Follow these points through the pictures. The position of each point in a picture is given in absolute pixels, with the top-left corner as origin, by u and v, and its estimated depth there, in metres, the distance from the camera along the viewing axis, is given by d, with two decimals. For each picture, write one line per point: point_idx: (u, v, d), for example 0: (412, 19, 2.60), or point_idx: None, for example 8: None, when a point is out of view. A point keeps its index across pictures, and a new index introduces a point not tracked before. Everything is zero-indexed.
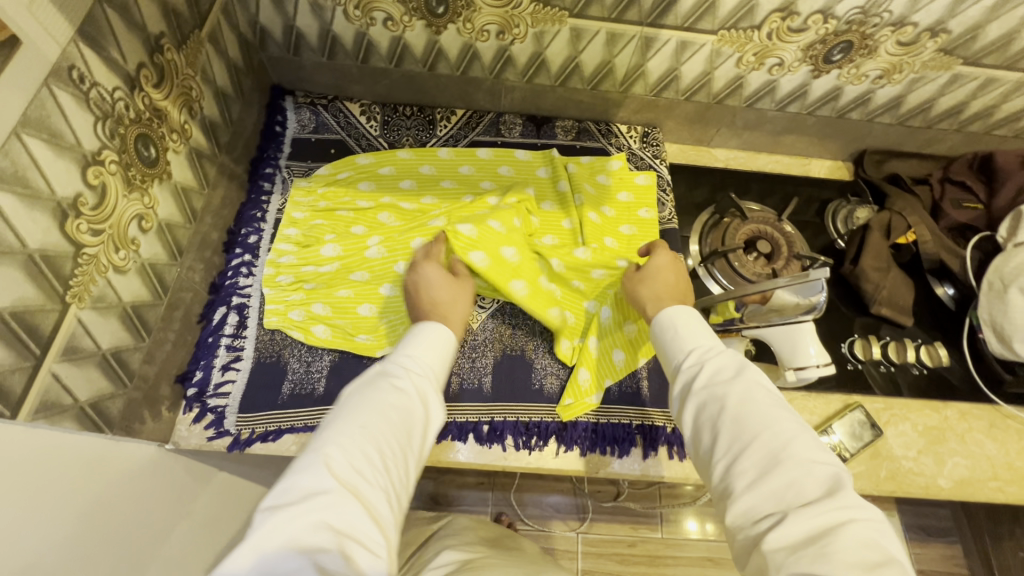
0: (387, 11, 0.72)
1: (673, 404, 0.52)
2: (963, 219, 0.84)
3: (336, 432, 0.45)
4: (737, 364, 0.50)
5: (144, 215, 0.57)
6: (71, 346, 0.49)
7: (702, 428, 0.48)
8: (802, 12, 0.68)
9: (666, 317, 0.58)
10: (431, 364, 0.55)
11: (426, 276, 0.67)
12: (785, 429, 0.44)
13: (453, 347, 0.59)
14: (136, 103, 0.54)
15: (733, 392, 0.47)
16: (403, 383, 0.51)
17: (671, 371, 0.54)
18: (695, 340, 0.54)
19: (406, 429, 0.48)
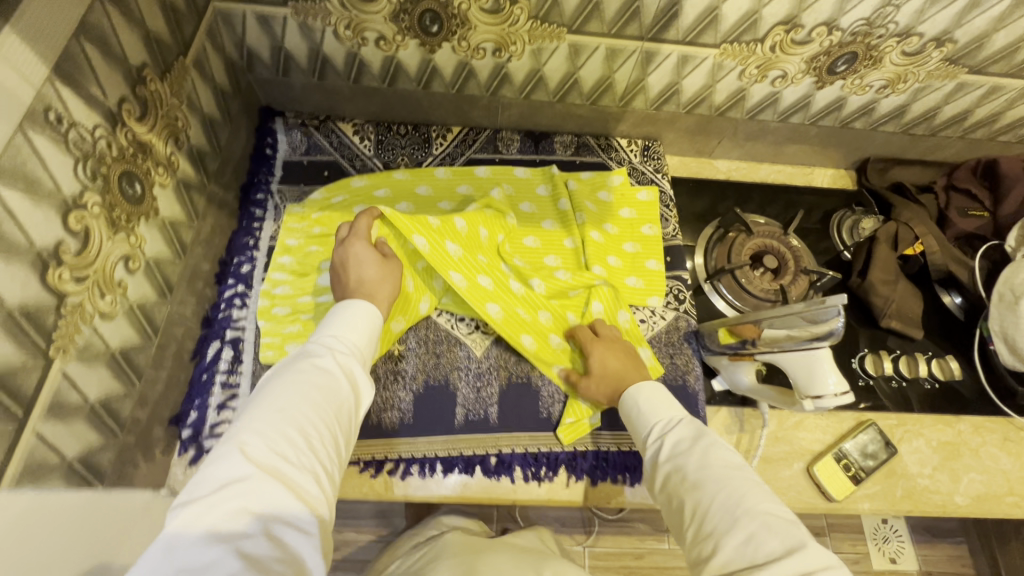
0: (379, 31, 0.69)
1: (647, 473, 0.54)
2: (968, 229, 0.83)
3: (255, 417, 0.44)
4: (696, 430, 0.53)
5: (131, 255, 0.54)
6: (56, 401, 0.46)
7: (671, 495, 0.50)
8: (806, 25, 0.67)
9: (631, 395, 0.59)
10: (355, 343, 0.56)
11: (355, 252, 0.66)
12: (741, 486, 0.46)
13: (378, 322, 0.60)
14: (119, 140, 0.51)
15: (694, 460, 0.49)
16: (326, 362, 0.51)
17: (641, 441, 0.56)
18: (660, 412, 0.56)
19: (330, 406, 0.47)
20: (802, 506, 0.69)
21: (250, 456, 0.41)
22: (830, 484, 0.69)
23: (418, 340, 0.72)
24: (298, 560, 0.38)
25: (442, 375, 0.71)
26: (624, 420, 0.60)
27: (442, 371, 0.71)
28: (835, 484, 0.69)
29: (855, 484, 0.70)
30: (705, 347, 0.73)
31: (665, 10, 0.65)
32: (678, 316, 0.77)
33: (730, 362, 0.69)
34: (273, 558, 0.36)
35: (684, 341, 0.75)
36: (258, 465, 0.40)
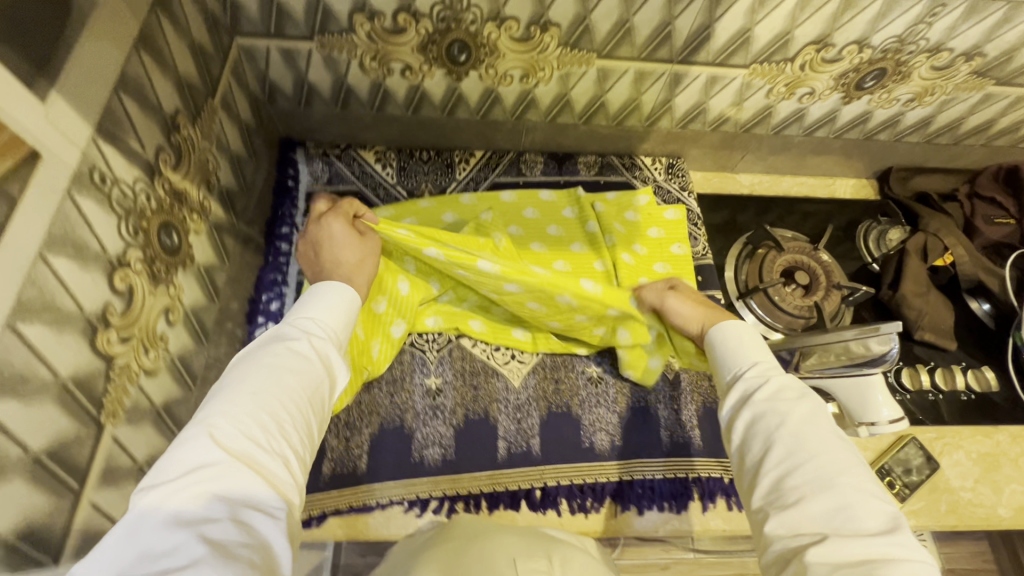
0: (405, 62, 0.68)
1: (724, 412, 0.51)
2: (996, 237, 0.83)
3: (221, 400, 0.38)
4: (801, 388, 0.48)
5: (171, 307, 0.53)
6: (108, 467, 0.45)
7: (754, 438, 0.46)
8: (837, 44, 0.66)
9: (726, 330, 0.57)
10: (334, 322, 0.49)
11: (331, 230, 0.61)
12: (843, 457, 0.42)
13: (356, 301, 0.53)
14: (157, 192, 0.50)
15: (795, 412, 0.45)
16: (300, 342, 0.45)
17: (727, 381, 0.53)
18: (759, 358, 0.52)
19: (305, 389, 0.42)
20: None
21: (218, 440, 0.36)
22: None
23: (454, 372, 0.71)
24: (268, 547, 0.34)
25: (481, 408, 0.70)
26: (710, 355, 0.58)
27: (481, 405, 0.70)
28: None
29: (900, 502, 0.69)
30: None
31: (697, 32, 0.64)
32: None
33: None
34: (239, 545, 0.32)
35: None
36: (227, 449, 0.36)
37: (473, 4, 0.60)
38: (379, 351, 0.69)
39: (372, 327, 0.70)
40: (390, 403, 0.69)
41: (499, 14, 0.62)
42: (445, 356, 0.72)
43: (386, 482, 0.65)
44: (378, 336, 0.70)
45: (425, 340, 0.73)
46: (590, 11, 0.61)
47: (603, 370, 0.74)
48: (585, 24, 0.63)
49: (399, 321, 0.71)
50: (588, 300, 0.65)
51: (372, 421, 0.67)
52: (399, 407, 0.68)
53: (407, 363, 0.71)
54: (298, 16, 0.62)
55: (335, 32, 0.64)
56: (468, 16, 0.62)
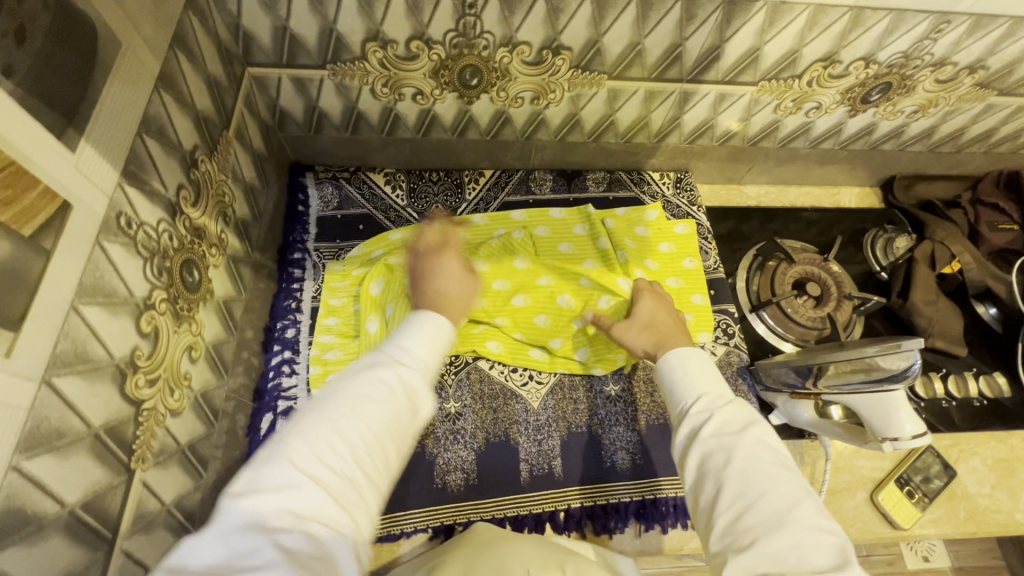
0: (416, 86, 0.68)
1: (676, 446, 0.49)
2: (1001, 243, 0.84)
3: (311, 417, 0.39)
4: (747, 415, 0.47)
5: (193, 344, 0.52)
6: (138, 513, 0.44)
7: (704, 478, 0.44)
8: (844, 60, 0.67)
9: (674, 358, 0.55)
10: (423, 352, 0.47)
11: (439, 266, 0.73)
12: (793, 491, 0.41)
13: (447, 336, 0.51)
14: (178, 230, 0.49)
15: (743, 447, 0.44)
16: (390, 366, 0.44)
17: (675, 413, 0.52)
18: (701, 386, 0.51)
19: (388, 416, 0.41)
20: (870, 537, 0.69)
21: (305, 452, 0.36)
22: (896, 513, 0.69)
23: (472, 395, 0.71)
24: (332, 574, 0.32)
25: (501, 431, 0.70)
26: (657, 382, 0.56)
27: (501, 427, 0.70)
28: (901, 512, 0.69)
29: (921, 511, 0.70)
30: (761, 384, 0.74)
31: (707, 52, 0.65)
32: (730, 352, 0.77)
33: (788, 399, 0.70)
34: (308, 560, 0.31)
35: (739, 377, 0.75)
36: (312, 464, 0.36)
37: (486, 30, 0.61)
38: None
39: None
40: None
41: (511, 39, 0.62)
42: (463, 379, 0.72)
43: (410, 509, 0.64)
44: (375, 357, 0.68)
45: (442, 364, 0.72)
46: (602, 34, 0.62)
47: (621, 391, 0.73)
48: (597, 47, 0.63)
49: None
50: (581, 293, 0.76)
51: None
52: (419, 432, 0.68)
53: None
54: (311, 45, 0.62)
55: (348, 61, 0.64)
56: (481, 42, 0.62)
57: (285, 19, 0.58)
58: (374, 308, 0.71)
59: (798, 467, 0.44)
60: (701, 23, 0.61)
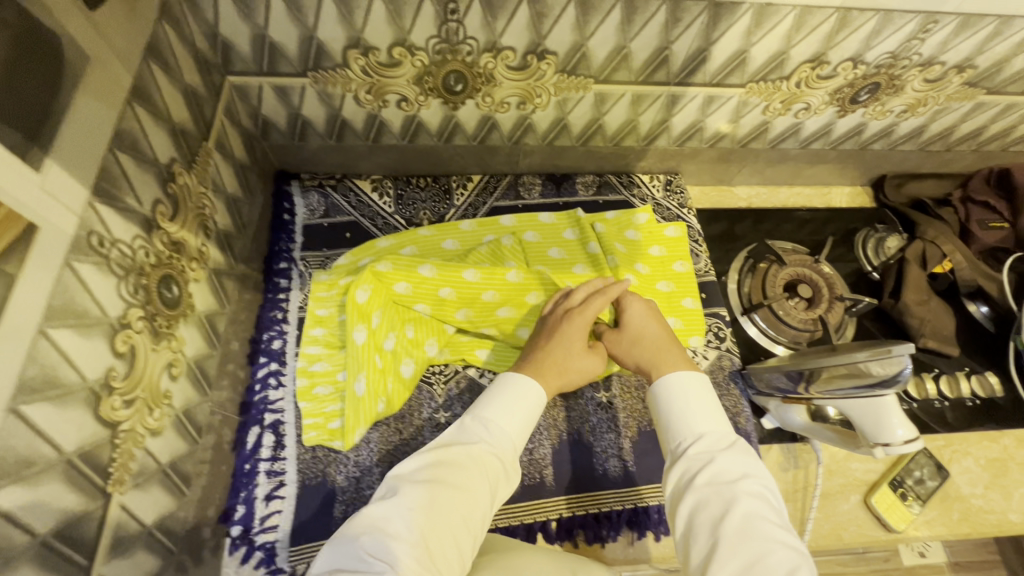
0: (401, 93, 0.67)
1: (668, 495, 0.52)
2: (992, 241, 0.84)
3: (433, 489, 0.49)
4: (743, 470, 0.50)
5: (174, 361, 0.51)
6: (116, 537, 0.43)
7: (700, 526, 0.48)
8: (832, 61, 0.67)
9: (674, 385, 0.57)
10: (517, 429, 0.57)
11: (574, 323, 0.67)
12: (788, 556, 0.44)
13: (541, 408, 0.60)
14: (155, 246, 0.48)
15: (741, 500, 0.47)
16: (493, 450, 0.54)
17: (669, 454, 0.55)
18: (700, 430, 0.54)
19: (492, 493, 0.52)
20: (863, 540, 0.69)
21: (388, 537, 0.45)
22: (890, 516, 0.68)
23: (462, 405, 0.70)
24: None
25: None
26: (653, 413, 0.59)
27: None
28: (895, 515, 0.69)
29: (913, 513, 0.69)
30: (753, 388, 0.73)
31: (694, 55, 0.64)
32: (720, 356, 0.76)
33: (780, 403, 0.69)
34: None
35: (731, 381, 0.75)
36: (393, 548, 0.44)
37: (470, 36, 0.60)
38: (393, 389, 0.68)
39: (384, 367, 0.69)
40: (400, 440, 0.67)
41: (495, 45, 0.61)
42: (452, 389, 0.71)
43: None
44: (361, 370, 0.67)
45: (432, 373, 0.72)
46: (587, 39, 0.61)
47: (612, 397, 0.73)
48: (582, 51, 0.63)
49: (408, 359, 0.70)
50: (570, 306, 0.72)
51: (382, 460, 0.66)
52: (408, 443, 0.67)
53: (413, 398, 0.70)
54: (292, 53, 0.60)
55: (330, 68, 0.63)
56: (464, 48, 0.61)
57: (263, 27, 0.57)
58: (361, 317, 0.70)
59: (792, 531, 0.47)
60: (687, 26, 0.60)
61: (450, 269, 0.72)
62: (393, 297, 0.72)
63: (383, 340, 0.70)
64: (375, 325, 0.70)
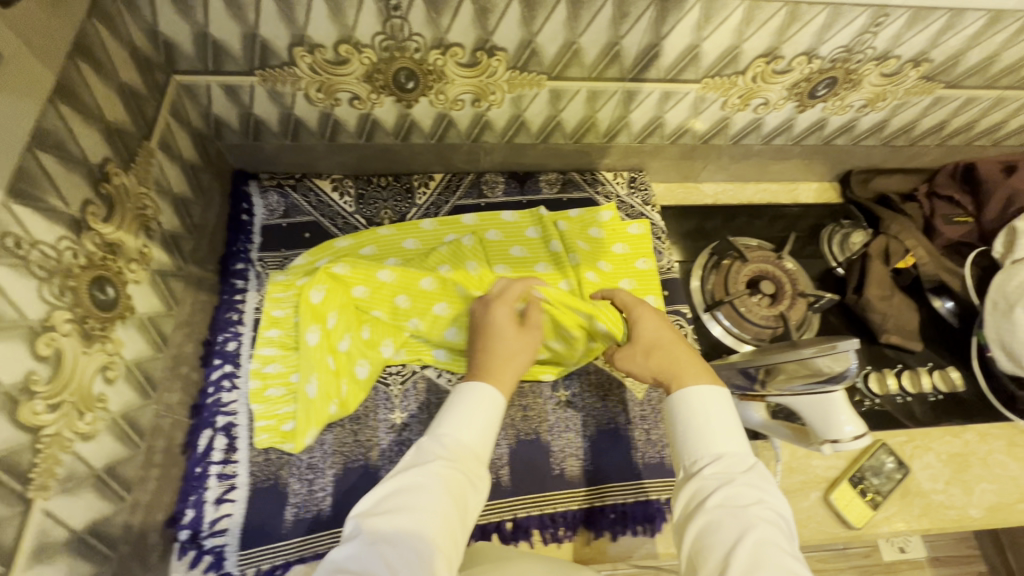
0: (352, 91, 0.67)
1: (680, 514, 0.52)
2: (955, 236, 0.84)
3: (396, 518, 0.48)
4: (756, 494, 0.50)
5: (109, 364, 0.51)
6: (40, 543, 0.43)
7: (709, 548, 0.47)
8: (786, 56, 0.66)
9: (695, 396, 0.56)
10: (476, 437, 0.56)
11: (498, 316, 0.65)
12: None
13: (501, 411, 0.59)
14: (86, 247, 0.48)
15: (754, 526, 0.47)
16: (454, 463, 0.54)
17: (683, 474, 0.54)
18: (716, 449, 0.53)
19: (460, 506, 0.52)
20: (823, 537, 0.68)
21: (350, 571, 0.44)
22: (848, 512, 0.68)
23: (419, 406, 0.70)
24: None
25: None
26: (669, 427, 0.58)
27: None
28: (853, 512, 0.68)
29: (873, 509, 0.69)
30: None
31: (645, 51, 0.63)
32: None
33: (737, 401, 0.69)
34: None
35: None
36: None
37: (415, 33, 0.59)
38: (348, 390, 0.68)
39: (338, 369, 0.68)
40: (354, 441, 0.67)
41: (442, 41, 0.60)
42: (409, 390, 0.70)
43: None
44: (313, 371, 0.67)
45: (389, 373, 0.71)
46: (535, 34, 0.60)
47: (572, 396, 0.73)
48: (531, 48, 0.62)
49: (363, 360, 0.69)
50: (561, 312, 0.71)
51: (336, 461, 0.65)
52: (363, 445, 0.67)
53: (369, 399, 0.69)
54: (236, 51, 0.59)
55: (277, 66, 0.62)
56: (411, 44, 0.60)
57: (204, 25, 0.56)
58: (316, 318, 0.69)
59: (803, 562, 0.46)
60: (635, 21, 0.59)
61: (410, 275, 0.73)
62: (350, 300, 0.71)
63: (338, 340, 0.69)
64: (331, 324, 0.69)
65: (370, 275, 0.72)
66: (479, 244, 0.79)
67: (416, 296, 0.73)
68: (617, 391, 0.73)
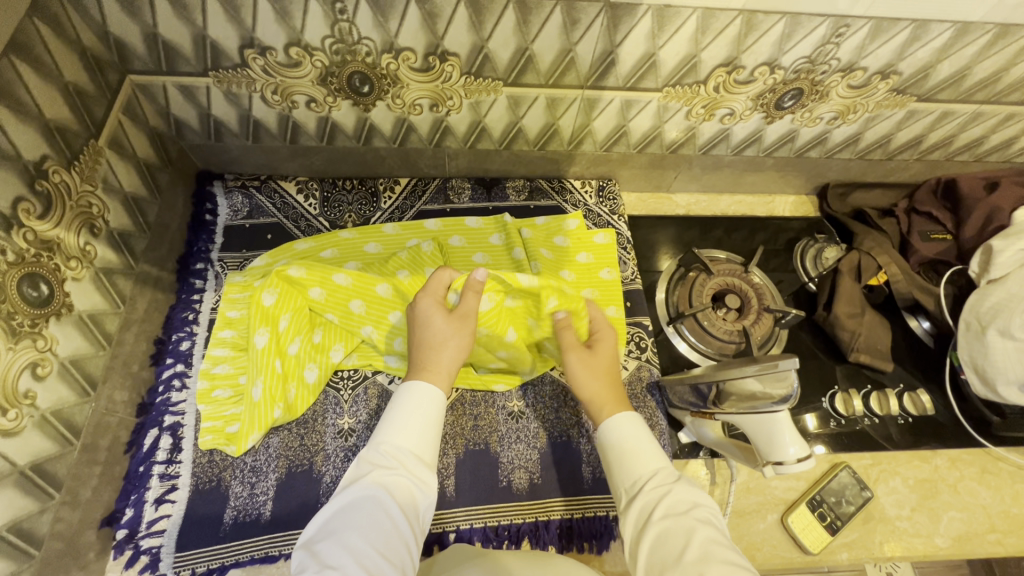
0: (308, 94, 0.67)
1: (631, 537, 0.51)
2: (931, 253, 0.81)
3: (340, 538, 0.47)
4: (691, 500, 0.51)
5: (40, 361, 0.53)
6: None
7: (662, 562, 0.47)
8: (747, 66, 0.64)
9: (614, 424, 0.59)
10: (417, 440, 0.56)
11: (422, 314, 0.63)
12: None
13: (441, 405, 0.59)
14: (15, 244, 0.49)
15: (697, 528, 0.47)
16: (396, 471, 0.53)
17: (625, 496, 0.55)
18: (644, 464, 0.55)
19: (408, 513, 0.51)
20: (777, 562, 0.65)
21: None
22: (804, 536, 0.65)
23: (368, 412, 0.69)
24: None
25: None
26: (602, 453, 0.60)
27: None
28: (811, 535, 0.65)
29: (831, 535, 0.66)
30: (669, 401, 0.71)
31: (601, 58, 0.62)
32: (637, 367, 0.74)
33: (694, 418, 0.67)
34: None
35: (648, 393, 0.73)
36: None
37: (365, 37, 0.59)
38: (295, 394, 0.67)
39: (285, 372, 0.68)
40: (300, 445, 0.66)
41: (393, 45, 0.60)
42: (359, 395, 0.70)
43: (290, 530, 0.62)
44: (258, 374, 0.66)
45: (339, 378, 0.71)
46: (486, 40, 0.60)
47: (524, 406, 0.72)
48: (483, 53, 0.61)
49: (312, 364, 0.69)
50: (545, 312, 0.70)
51: (280, 465, 0.65)
52: (308, 449, 0.66)
53: (318, 403, 0.69)
54: (187, 52, 0.60)
55: (229, 68, 0.62)
56: (362, 48, 0.60)
57: (153, 25, 0.56)
58: (267, 319, 0.68)
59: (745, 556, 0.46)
60: (587, 28, 0.58)
61: (365, 283, 0.71)
62: (307, 300, 0.71)
63: (287, 343, 0.69)
64: (281, 326, 0.69)
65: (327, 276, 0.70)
66: (441, 247, 0.78)
67: (373, 304, 0.71)
68: (571, 402, 0.72)
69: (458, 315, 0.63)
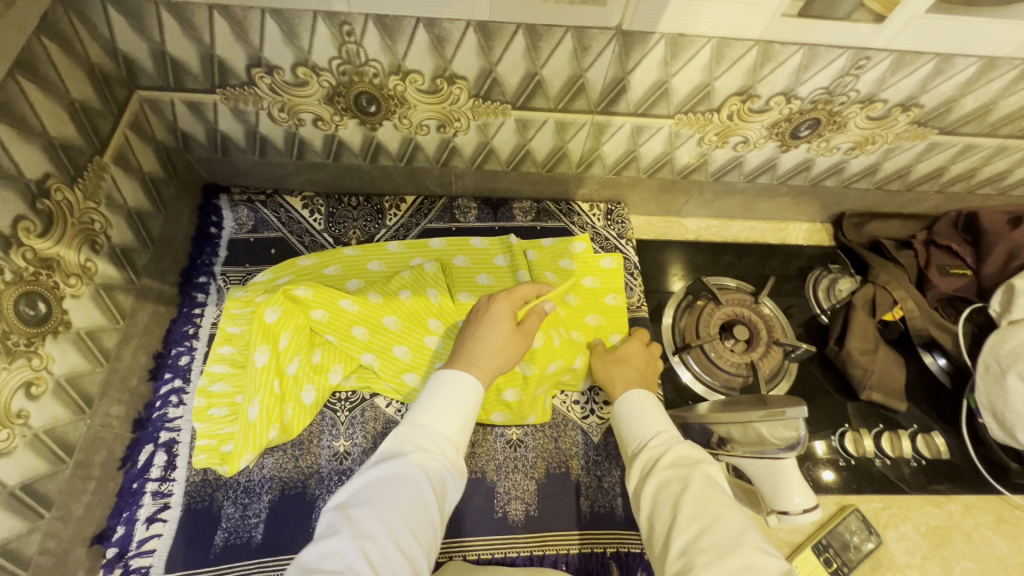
0: (314, 112, 0.66)
1: (634, 482, 0.54)
2: (948, 290, 0.78)
3: (375, 509, 0.47)
4: (696, 453, 0.53)
5: (34, 380, 0.53)
6: None
7: (661, 504, 0.49)
8: (762, 95, 0.63)
9: (629, 398, 0.61)
10: (457, 428, 0.55)
11: (496, 309, 0.64)
12: (740, 520, 0.45)
13: (480, 401, 0.58)
14: (13, 262, 0.50)
15: (700, 475, 0.49)
16: (436, 454, 0.52)
17: (634, 449, 0.57)
18: (652, 423, 0.58)
19: (440, 497, 0.51)
20: None
21: (318, 565, 0.42)
22: None
23: (365, 434, 0.68)
24: None
25: None
26: (614, 420, 0.62)
27: None
28: None
29: None
30: None
31: (612, 85, 0.61)
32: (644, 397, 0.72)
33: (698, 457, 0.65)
34: None
35: None
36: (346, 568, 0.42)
37: (372, 58, 0.58)
38: (292, 415, 0.67)
39: (282, 393, 0.67)
40: (295, 467, 0.65)
41: (400, 67, 0.59)
42: (356, 417, 0.69)
43: (280, 555, 0.61)
44: (255, 393, 0.65)
45: (336, 400, 0.70)
46: (495, 64, 0.59)
47: (523, 434, 0.70)
48: (492, 77, 0.60)
49: (310, 385, 0.68)
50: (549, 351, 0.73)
51: (274, 487, 0.64)
52: (303, 471, 0.65)
53: (315, 424, 0.68)
54: (194, 70, 0.59)
55: (236, 86, 0.61)
56: (369, 70, 0.59)
57: (161, 43, 0.56)
58: (267, 337, 0.68)
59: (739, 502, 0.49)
60: (598, 55, 0.57)
61: (372, 309, 0.71)
62: (309, 322, 0.70)
63: (286, 363, 0.68)
64: (281, 345, 0.68)
65: (332, 301, 0.70)
66: (445, 268, 0.77)
67: (375, 330, 0.71)
68: (571, 432, 0.71)
69: (521, 326, 0.65)
